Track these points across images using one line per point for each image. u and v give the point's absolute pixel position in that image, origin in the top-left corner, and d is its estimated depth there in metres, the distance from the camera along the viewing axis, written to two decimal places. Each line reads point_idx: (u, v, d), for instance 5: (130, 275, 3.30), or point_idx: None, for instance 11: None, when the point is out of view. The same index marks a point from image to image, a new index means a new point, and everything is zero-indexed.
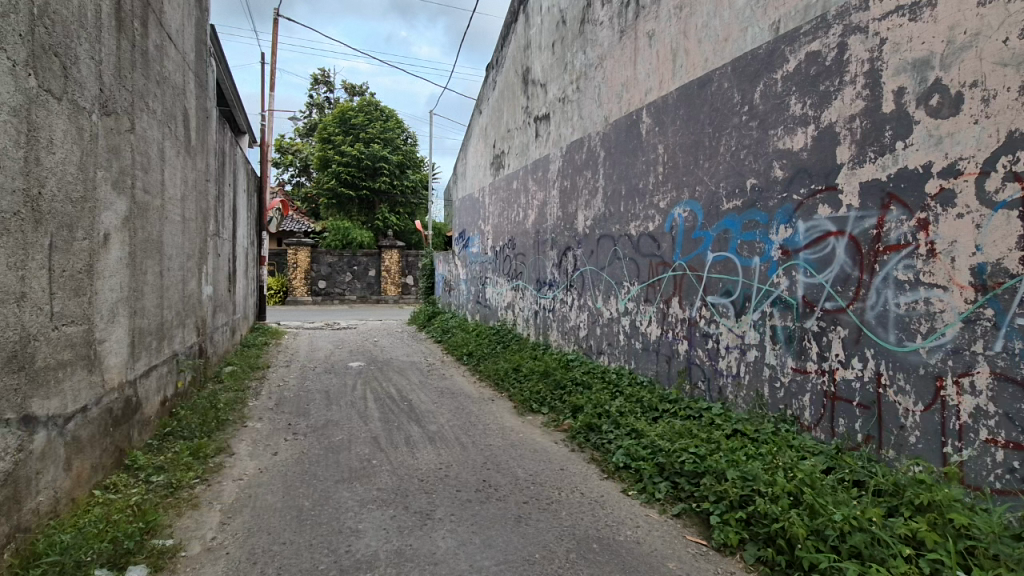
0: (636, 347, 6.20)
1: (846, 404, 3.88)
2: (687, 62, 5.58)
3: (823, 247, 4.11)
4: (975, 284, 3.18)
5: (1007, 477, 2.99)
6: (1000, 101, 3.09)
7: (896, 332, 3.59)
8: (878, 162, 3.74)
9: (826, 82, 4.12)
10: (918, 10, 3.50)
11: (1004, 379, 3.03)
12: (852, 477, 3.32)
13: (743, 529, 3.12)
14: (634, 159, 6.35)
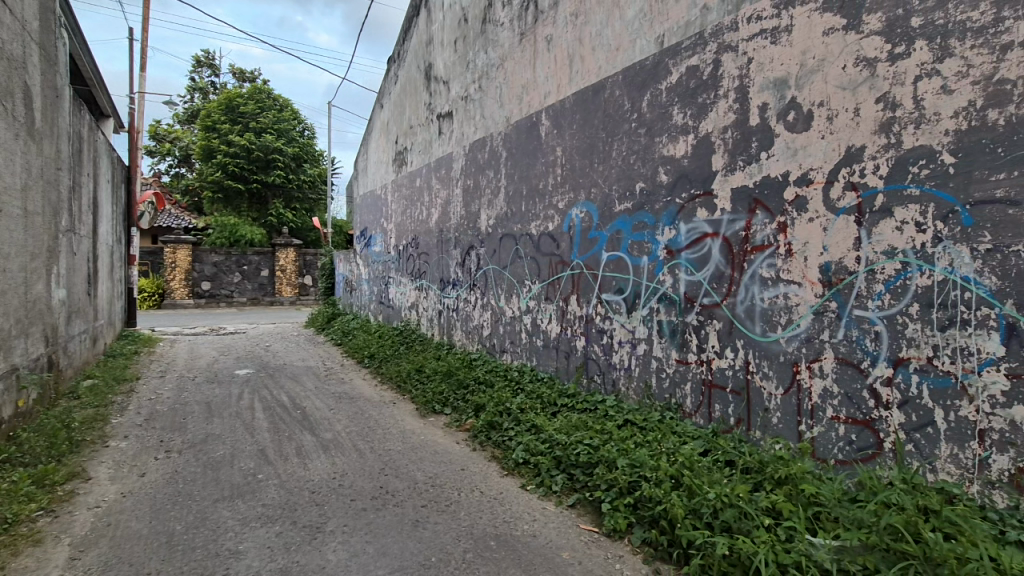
0: (537, 345, 6.35)
1: (721, 391, 4.24)
2: (583, 68, 5.80)
3: (701, 247, 4.46)
4: (822, 281, 3.61)
5: (847, 449, 3.44)
6: (841, 119, 3.56)
7: (761, 323, 3.98)
8: (746, 170, 4.13)
9: (704, 95, 4.48)
10: (778, 34, 3.92)
11: (845, 363, 3.48)
12: (725, 457, 3.62)
13: (631, 513, 3.30)
14: (534, 160, 6.48)
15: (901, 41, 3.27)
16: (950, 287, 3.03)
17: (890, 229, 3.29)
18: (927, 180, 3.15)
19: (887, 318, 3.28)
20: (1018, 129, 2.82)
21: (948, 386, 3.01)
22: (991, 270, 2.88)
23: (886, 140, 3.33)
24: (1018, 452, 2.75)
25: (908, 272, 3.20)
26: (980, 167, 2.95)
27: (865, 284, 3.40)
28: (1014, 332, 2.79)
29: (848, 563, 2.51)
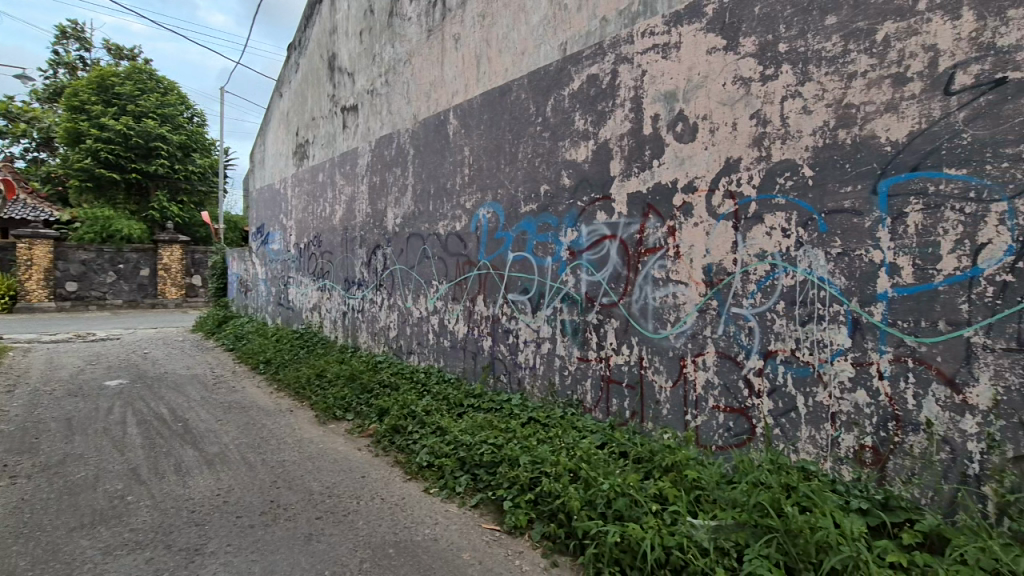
0: (444, 345, 6.29)
1: (618, 386, 4.45)
2: (489, 69, 5.83)
3: (600, 249, 4.65)
4: (706, 281, 3.91)
5: (725, 435, 3.75)
6: (721, 132, 3.89)
7: (653, 321, 4.23)
8: (640, 176, 4.37)
9: (602, 103, 4.69)
10: (668, 50, 4.20)
11: (724, 356, 3.79)
12: (619, 449, 3.80)
13: (531, 509, 3.36)
14: (442, 159, 6.42)
15: (771, 64, 3.64)
16: (809, 287, 3.42)
17: (761, 234, 3.65)
18: (790, 190, 3.53)
19: (759, 314, 3.62)
20: (861, 148, 3.25)
21: (806, 374, 3.39)
22: (841, 271, 3.29)
23: (758, 153, 3.69)
24: (860, 430, 3.16)
25: (776, 273, 3.56)
26: (832, 180, 3.36)
27: (741, 284, 3.73)
28: (858, 325, 3.21)
29: (723, 540, 2.73)
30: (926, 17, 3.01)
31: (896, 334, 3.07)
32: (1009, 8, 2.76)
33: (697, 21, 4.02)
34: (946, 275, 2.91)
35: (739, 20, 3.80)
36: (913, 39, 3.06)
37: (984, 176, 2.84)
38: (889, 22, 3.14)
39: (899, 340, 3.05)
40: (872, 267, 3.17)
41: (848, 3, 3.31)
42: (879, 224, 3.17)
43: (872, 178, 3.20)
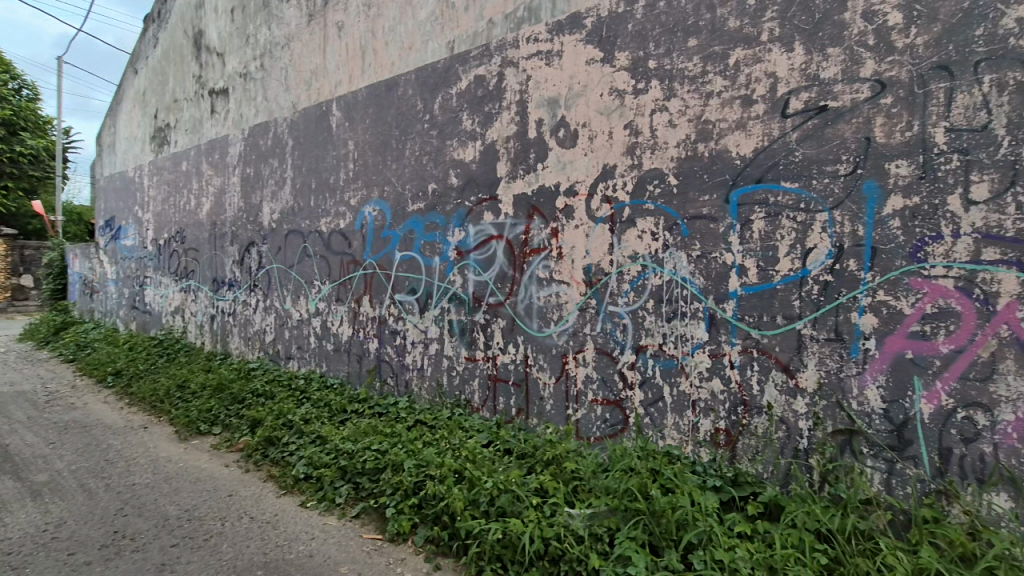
0: (327, 349, 5.97)
1: (504, 384, 4.51)
2: (375, 61, 5.64)
3: (487, 249, 4.69)
4: (585, 281, 4.11)
5: (603, 426, 3.96)
6: (599, 139, 4.11)
7: (537, 320, 4.35)
8: (525, 178, 4.48)
9: (489, 105, 4.73)
10: (551, 57, 4.37)
11: (601, 352, 4.00)
12: (504, 446, 3.85)
13: (415, 514, 3.30)
14: (324, 152, 6.08)
15: (642, 79, 3.93)
16: (674, 286, 3.72)
17: (633, 237, 3.91)
18: (659, 197, 3.82)
19: (632, 312, 3.87)
20: (717, 160, 3.61)
21: (672, 366, 3.69)
22: (700, 272, 3.63)
23: (631, 161, 3.96)
24: (716, 415, 3.51)
25: (646, 273, 3.84)
26: (693, 189, 3.69)
27: (616, 284, 3.96)
28: (714, 320, 3.56)
29: (598, 526, 2.88)
30: (767, 48, 3.45)
31: (744, 328, 3.45)
32: (829, 47, 3.25)
33: (578, 32, 4.22)
34: (783, 275, 3.34)
35: (615, 35, 4.05)
36: (757, 66, 3.48)
37: (811, 190, 3.29)
38: (739, 49, 3.55)
39: (747, 333, 3.44)
40: (725, 269, 3.54)
41: (706, 28, 3.67)
42: (731, 230, 3.53)
43: (726, 188, 3.57)
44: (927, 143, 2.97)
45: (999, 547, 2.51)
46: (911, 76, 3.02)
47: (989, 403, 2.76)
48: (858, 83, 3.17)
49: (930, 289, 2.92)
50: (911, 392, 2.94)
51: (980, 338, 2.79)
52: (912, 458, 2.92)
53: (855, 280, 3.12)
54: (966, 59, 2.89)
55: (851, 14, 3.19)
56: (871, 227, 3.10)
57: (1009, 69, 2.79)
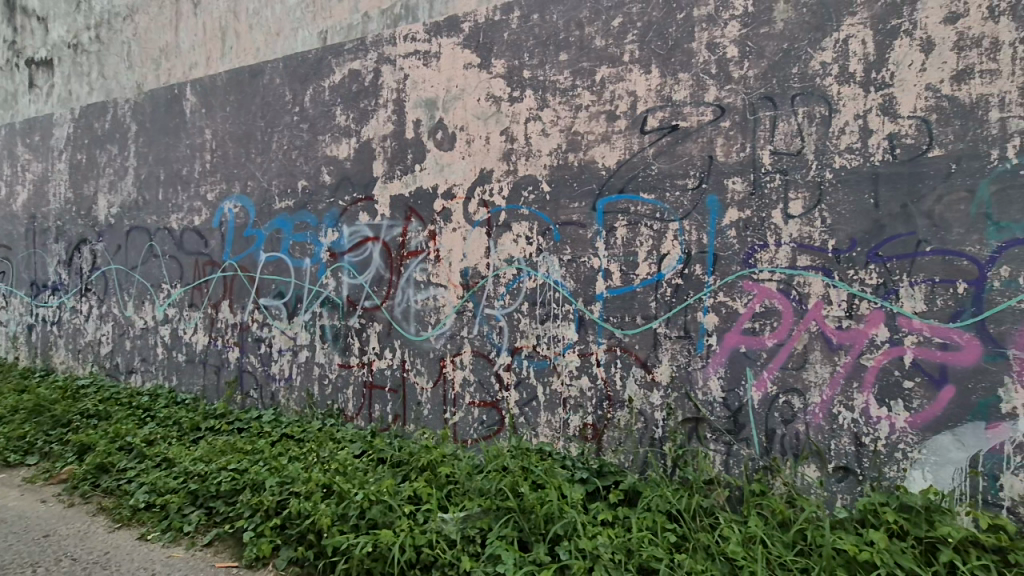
0: (179, 360, 5.35)
1: (380, 391, 4.37)
2: (237, 45, 5.18)
3: (362, 251, 4.52)
4: (463, 284, 4.12)
5: (480, 428, 4.00)
6: (476, 144, 4.16)
7: (415, 324, 4.28)
8: (402, 179, 4.39)
9: (364, 101, 4.57)
10: (429, 58, 4.33)
11: (479, 354, 4.04)
12: (378, 455, 3.73)
13: (277, 535, 3.07)
14: (175, 140, 5.45)
15: (517, 88, 4.05)
16: (546, 289, 3.87)
17: (509, 241, 4.01)
18: (533, 203, 3.96)
19: (508, 315, 3.96)
20: (585, 170, 3.83)
21: (544, 366, 3.83)
22: (570, 275, 3.81)
23: (507, 166, 4.06)
24: (584, 411, 3.71)
25: (521, 277, 3.95)
26: (564, 196, 3.87)
27: (493, 287, 4.03)
28: (582, 321, 3.76)
29: (470, 529, 2.91)
30: (628, 68, 3.73)
31: (609, 328, 3.68)
32: (680, 72, 3.60)
33: (455, 35, 4.24)
34: (642, 279, 3.62)
35: (491, 42, 4.13)
36: (620, 84, 3.75)
37: (665, 201, 3.61)
38: (605, 67, 3.80)
39: (611, 333, 3.68)
40: (592, 272, 3.76)
41: (575, 45, 3.88)
42: (597, 236, 3.76)
43: (593, 197, 3.79)
44: (756, 164, 3.41)
45: (808, 511, 2.95)
46: (744, 103, 3.45)
47: (802, 388, 3.23)
48: (702, 107, 3.55)
49: (759, 291, 3.35)
50: (745, 382, 3.35)
51: (796, 333, 3.26)
52: (745, 439, 3.32)
53: (700, 283, 3.48)
54: (786, 93, 3.36)
55: (697, 44, 3.57)
56: (713, 236, 3.48)
57: (817, 104, 3.29)
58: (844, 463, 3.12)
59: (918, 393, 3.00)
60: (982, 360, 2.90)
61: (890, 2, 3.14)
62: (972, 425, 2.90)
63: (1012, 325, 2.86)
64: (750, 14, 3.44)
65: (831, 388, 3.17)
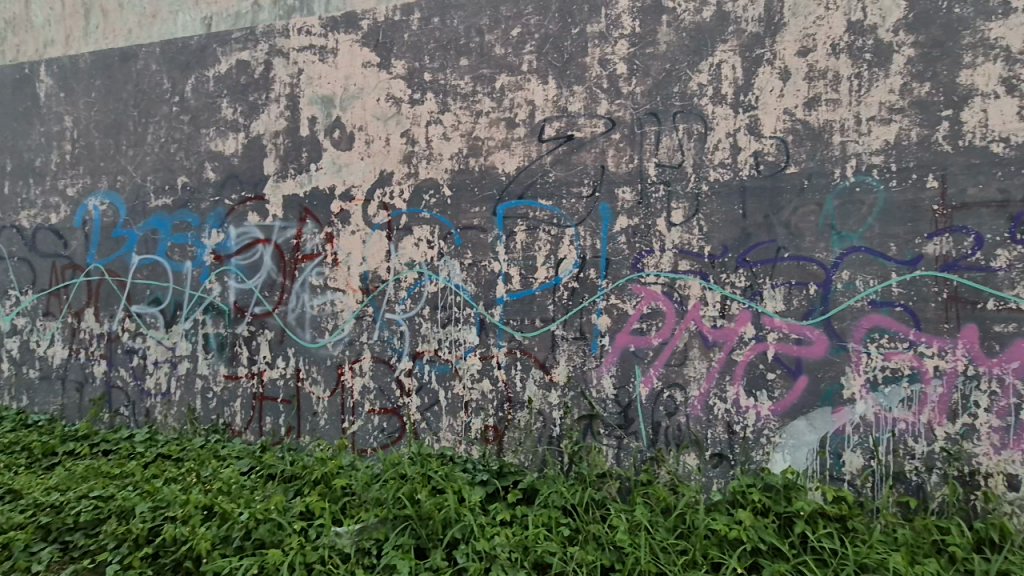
0: (30, 377, 4.71)
1: (272, 402, 4.13)
2: (105, 24, 4.66)
3: (252, 254, 4.24)
4: (362, 288, 4.01)
5: (380, 436, 3.91)
6: (376, 145, 4.06)
7: (310, 330, 4.09)
8: (296, 178, 4.18)
9: (254, 94, 4.30)
10: (325, 54, 4.17)
11: (379, 361, 3.94)
12: (268, 471, 3.53)
13: (148, 566, 2.81)
14: (27, 126, 4.79)
15: (418, 90, 4.01)
16: (448, 293, 3.87)
17: (410, 245, 3.96)
18: (434, 207, 3.94)
19: (408, 319, 3.91)
20: (485, 175, 3.88)
21: (446, 371, 3.83)
22: (471, 279, 3.84)
23: (408, 169, 4.01)
24: (485, 413, 3.75)
25: (422, 281, 3.92)
26: (465, 201, 3.90)
27: (393, 291, 3.96)
28: (483, 325, 3.80)
29: (366, 541, 2.85)
30: (527, 77, 3.84)
31: (509, 331, 3.76)
32: (575, 85, 3.77)
33: (354, 33, 4.12)
34: (540, 282, 3.74)
35: (391, 42, 4.06)
36: (518, 93, 3.85)
37: (561, 208, 3.75)
38: (504, 75, 3.87)
39: (511, 335, 3.75)
40: (493, 276, 3.81)
41: (475, 51, 3.92)
42: (498, 241, 3.82)
43: (493, 202, 3.85)
44: (643, 174, 3.64)
45: (688, 496, 3.20)
46: (632, 118, 3.68)
47: (683, 383, 3.50)
48: (595, 119, 3.73)
49: (646, 293, 3.58)
50: (634, 379, 3.57)
51: (678, 332, 3.52)
52: (634, 432, 3.54)
53: (594, 286, 3.66)
54: (668, 109, 3.63)
55: (590, 59, 3.75)
56: (606, 242, 3.67)
57: (694, 121, 3.59)
58: (719, 450, 3.43)
59: (779, 383, 3.37)
60: (828, 353, 3.31)
61: (755, 34, 3.49)
62: (821, 410, 3.31)
63: (851, 321, 3.30)
64: (637, 34, 3.67)
65: (708, 382, 3.47)
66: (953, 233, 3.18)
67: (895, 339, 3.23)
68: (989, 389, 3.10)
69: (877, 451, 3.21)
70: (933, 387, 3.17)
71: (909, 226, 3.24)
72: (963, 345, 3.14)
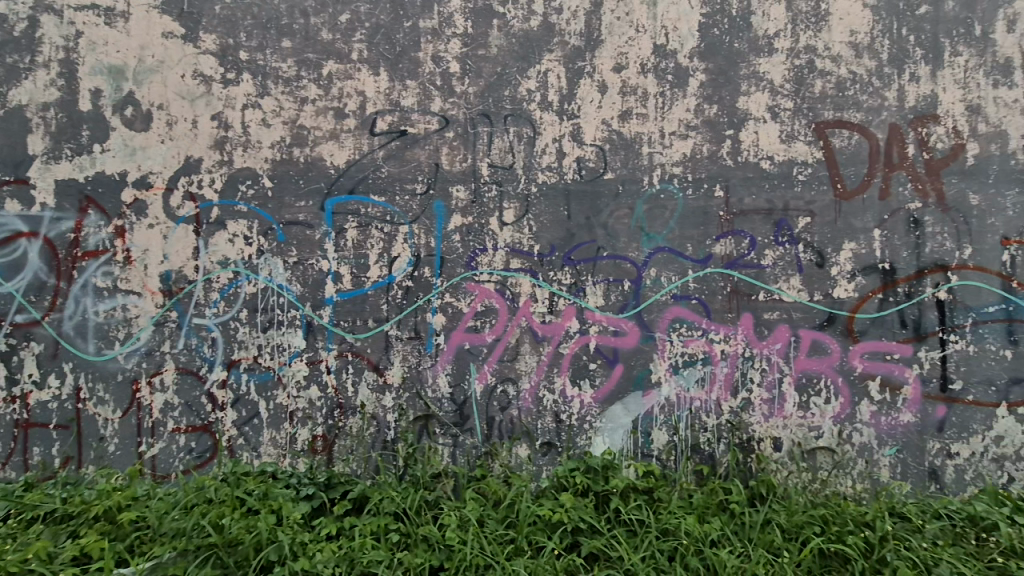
0: None
1: (42, 430, 3.44)
2: None
3: (11, 250, 3.48)
4: (163, 290, 3.51)
5: (187, 458, 3.49)
6: (180, 127, 3.57)
7: (95, 341, 3.48)
8: (74, 161, 3.52)
9: (13, 56, 3.52)
10: (113, 17, 3.56)
11: (185, 372, 3.50)
12: (33, 513, 2.98)
13: None
14: None
15: (232, 69, 3.61)
16: (269, 294, 3.56)
17: (223, 241, 3.56)
18: (252, 199, 3.58)
19: (222, 324, 3.52)
20: (311, 167, 3.62)
21: (268, 379, 3.52)
22: (296, 279, 3.57)
23: (220, 156, 3.59)
24: (313, 423, 3.52)
25: (239, 281, 3.55)
26: (288, 194, 3.60)
27: (203, 293, 3.53)
28: (311, 328, 3.56)
29: None
30: (357, 67, 3.66)
31: (339, 333, 3.56)
32: (407, 80, 3.68)
33: None
34: (373, 281, 3.60)
35: (198, 13, 3.59)
36: (348, 82, 3.65)
37: (394, 205, 3.64)
38: (332, 62, 3.65)
39: (342, 338, 3.56)
40: (321, 276, 3.58)
41: (299, 33, 3.64)
42: (326, 238, 3.60)
43: (320, 196, 3.61)
44: (476, 174, 3.69)
45: (517, 486, 3.32)
46: (465, 117, 3.70)
47: (515, 377, 3.62)
48: (428, 116, 3.69)
49: (480, 291, 3.64)
50: (468, 376, 3.60)
51: (510, 328, 3.63)
52: (469, 429, 3.58)
53: (428, 285, 3.62)
54: (499, 112, 3.71)
55: (423, 55, 3.69)
56: (439, 240, 3.65)
57: (524, 125, 3.72)
58: (547, 439, 3.61)
59: (599, 372, 3.64)
60: (639, 342, 3.67)
61: (576, 47, 3.72)
62: (634, 395, 3.65)
63: (657, 313, 3.68)
64: (470, 35, 3.70)
65: (537, 375, 3.63)
66: (734, 236, 3.71)
67: (691, 328, 3.68)
68: (760, 366, 3.67)
69: (678, 427, 3.64)
70: (720, 368, 3.68)
71: (701, 229, 3.71)
72: (741, 331, 3.68)
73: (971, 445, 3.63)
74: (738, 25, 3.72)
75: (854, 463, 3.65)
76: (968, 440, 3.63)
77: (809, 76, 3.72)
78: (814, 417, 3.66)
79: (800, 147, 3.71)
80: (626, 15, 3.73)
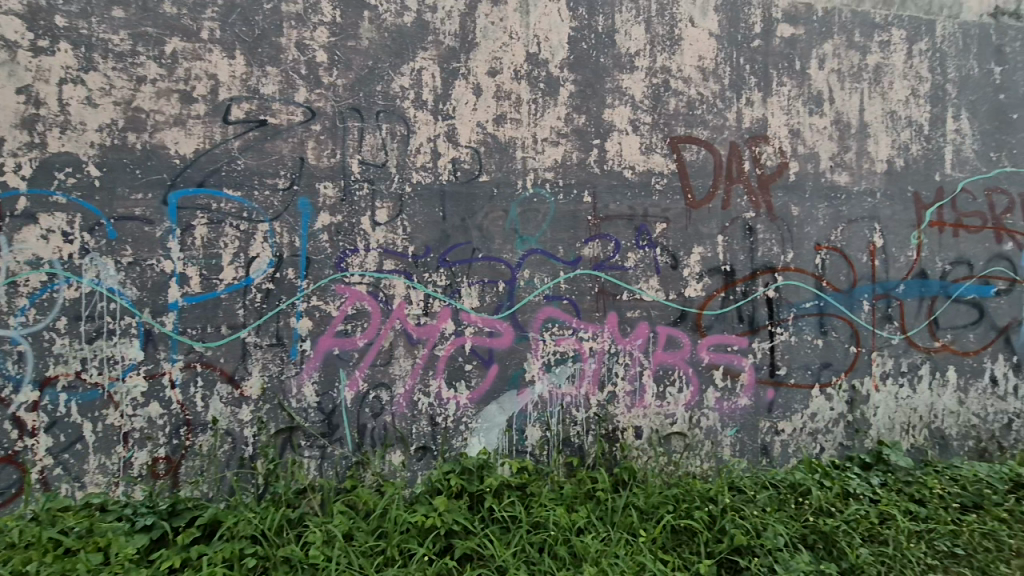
0: None
1: None
2: None
3: None
4: None
5: None
6: None
7: None
8: None
9: None
10: None
11: None
12: None
13: None
14: None
15: (45, 36, 3.09)
16: (96, 299, 3.13)
17: (34, 237, 3.06)
18: (72, 189, 3.11)
19: (31, 335, 3.05)
20: (150, 156, 3.21)
21: (95, 398, 3.11)
22: (132, 282, 3.17)
23: (30, 138, 3.07)
24: (153, 444, 3.16)
25: (55, 284, 3.08)
26: (121, 184, 3.16)
27: (6, 298, 3.03)
28: (150, 336, 3.18)
29: None
30: (207, 47, 3.31)
31: (186, 342, 3.22)
32: (268, 66, 3.41)
33: None
34: (227, 284, 3.28)
35: None
36: (196, 63, 3.29)
37: (252, 200, 3.35)
38: (176, 39, 3.26)
39: (189, 347, 3.22)
40: (163, 278, 3.20)
41: (135, 2, 3.21)
42: (170, 235, 3.22)
43: (162, 188, 3.22)
44: (346, 171, 3.52)
45: (390, 494, 3.23)
46: (334, 111, 3.52)
47: (388, 381, 3.52)
48: (292, 106, 3.45)
49: (350, 293, 3.48)
50: (337, 383, 3.43)
51: (383, 331, 3.52)
52: (338, 439, 3.41)
53: (292, 287, 3.38)
54: (371, 108, 3.58)
55: (286, 40, 3.43)
56: (305, 240, 3.42)
57: (397, 123, 3.62)
58: (422, 443, 3.56)
59: (474, 373, 3.67)
60: (514, 342, 3.75)
61: (451, 47, 3.71)
62: (508, 394, 3.73)
63: (531, 313, 3.80)
64: (338, 24, 3.52)
65: (412, 378, 3.56)
66: (601, 239, 3.94)
67: (563, 327, 3.85)
68: (624, 361, 3.94)
69: (550, 422, 3.79)
70: (588, 364, 3.88)
71: (571, 232, 3.89)
72: (607, 329, 3.93)
73: (793, 422, 4.21)
74: (604, 41, 3.95)
75: (702, 445, 4.06)
76: (791, 418, 4.21)
77: (665, 94, 4.06)
78: (670, 406, 4.02)
79: (657, 159, 4.05)
80: (501, 21, 3.79)
